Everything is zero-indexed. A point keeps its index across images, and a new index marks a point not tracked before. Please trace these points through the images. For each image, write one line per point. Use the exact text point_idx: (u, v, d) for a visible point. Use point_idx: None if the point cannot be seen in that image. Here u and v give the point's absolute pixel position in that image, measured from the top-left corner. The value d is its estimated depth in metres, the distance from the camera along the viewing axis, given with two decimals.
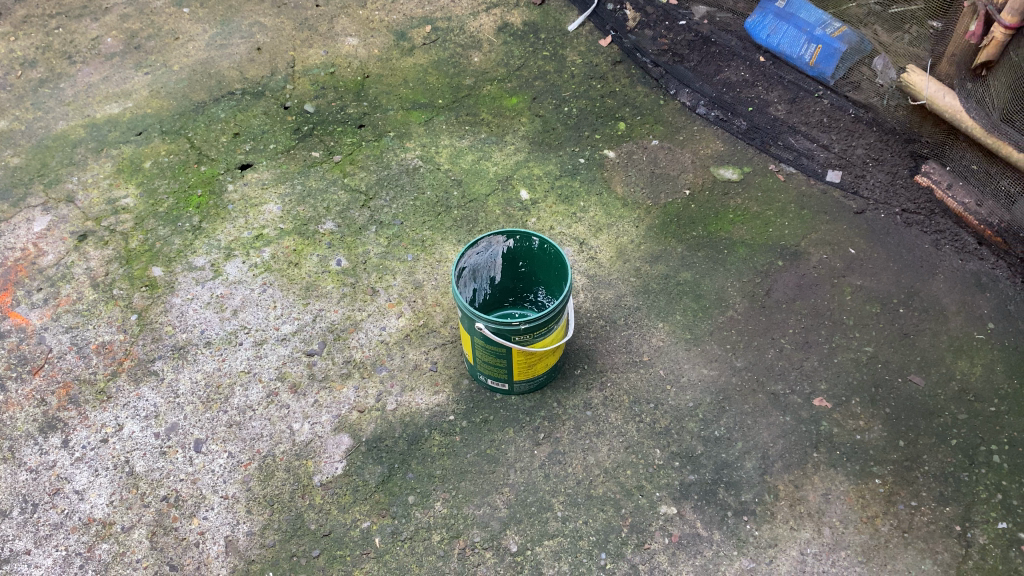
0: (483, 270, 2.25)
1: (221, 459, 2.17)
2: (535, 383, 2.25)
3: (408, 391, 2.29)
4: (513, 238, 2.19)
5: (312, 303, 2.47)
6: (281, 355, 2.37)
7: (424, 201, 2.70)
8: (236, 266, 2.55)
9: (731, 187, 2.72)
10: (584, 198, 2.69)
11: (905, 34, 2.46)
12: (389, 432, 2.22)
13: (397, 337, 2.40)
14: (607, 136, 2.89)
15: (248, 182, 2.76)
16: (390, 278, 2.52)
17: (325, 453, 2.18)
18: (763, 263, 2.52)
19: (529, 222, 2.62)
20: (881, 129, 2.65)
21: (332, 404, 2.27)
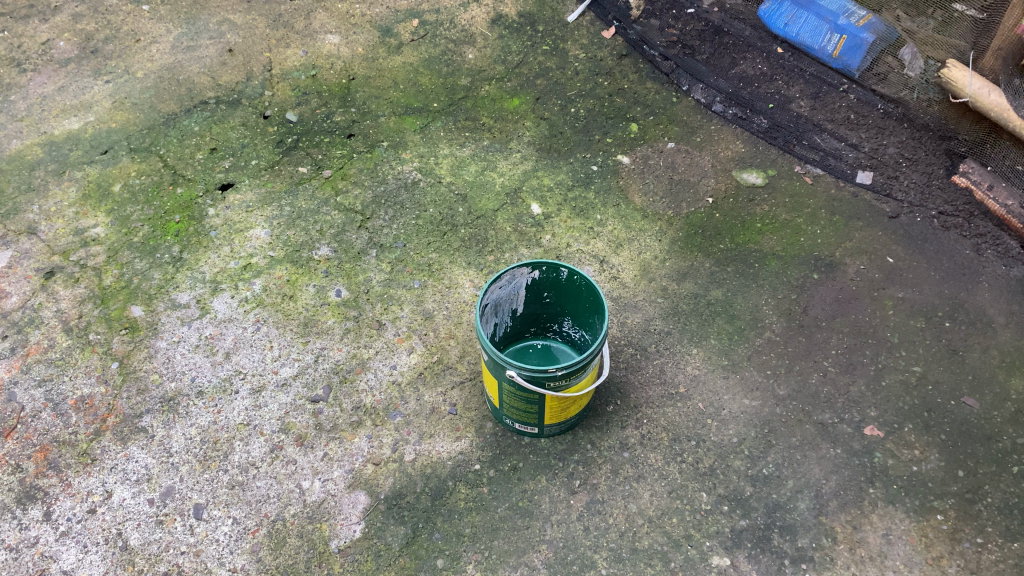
0: (505, 304, 2.06)
1: (226, 527, 1.96)
2: (566, 425, 2.07)
3: (426, 439, 2.09)
4: (538, 269, 2.00)
5: (312, 342, 2.24)
6: (282, 404, 2.15)
7: (427, 219, 2.47)
8: (225, 301, 2.31)
9: (756, 192, 2.53)
10: (601, 211, 2.49)
11: (930, 19, 2.36)
12: (409, 487, 2.02)
13: (410, 378, 2.19)
14: (619, 140, 2.68)
15: (231, 205, 2.49)
16: (396, 309, 2.30)
17: (341, 514, 1.98)
18: (797, 278, 2.34)
19: (543, 240, 2.42)
20: (913, 125, 2.50)
21: (344, 458, 2.07)
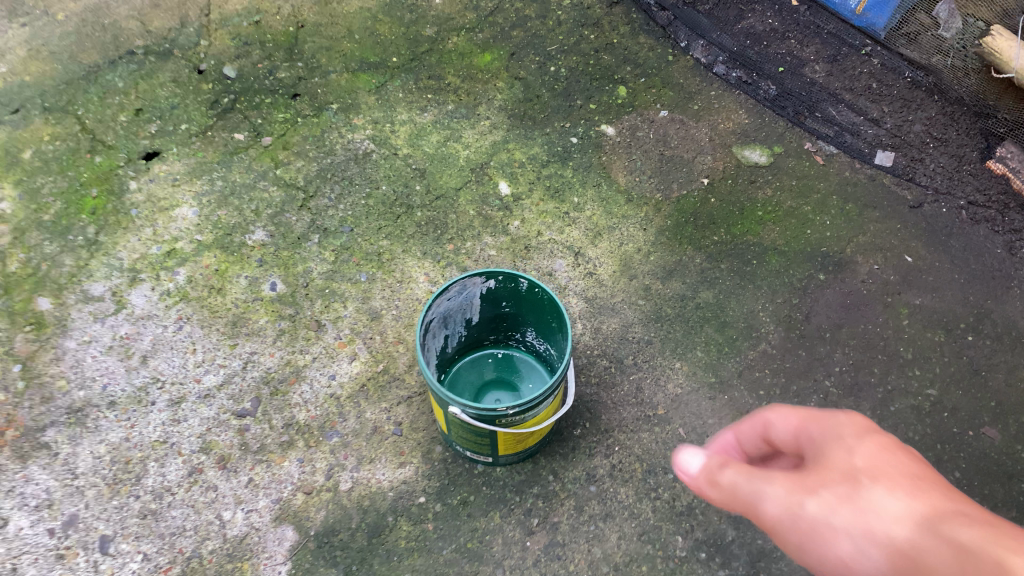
0: (456, 315, 1.77)
1: (135, 564, 1.73)
2: (525, 454, 1.81)
3: (366, 465, 1.84)
4: (494, 278, 1.70)
5: (241, 346, 1.96)
6: (204, 419, 1.89)
7: (379, 199, 2.16)
8: (143, 294, 2.03)
9: (758, 172, 2.20)
10: (579, 192, 2.18)
11: None
12: (343, 522, 1.78)
13: (350, 391, 1.92)
14: (604, 106, 2.34)
15: (156, 177, 2.19)
16: (338, 307, 2.01)
17: (265, 553, 1.75)
18: (800, 279, 2.04)
19: (510, 227, 2.12)
20: (944, 99, 2.21)
21: (271, 485, 1.82)
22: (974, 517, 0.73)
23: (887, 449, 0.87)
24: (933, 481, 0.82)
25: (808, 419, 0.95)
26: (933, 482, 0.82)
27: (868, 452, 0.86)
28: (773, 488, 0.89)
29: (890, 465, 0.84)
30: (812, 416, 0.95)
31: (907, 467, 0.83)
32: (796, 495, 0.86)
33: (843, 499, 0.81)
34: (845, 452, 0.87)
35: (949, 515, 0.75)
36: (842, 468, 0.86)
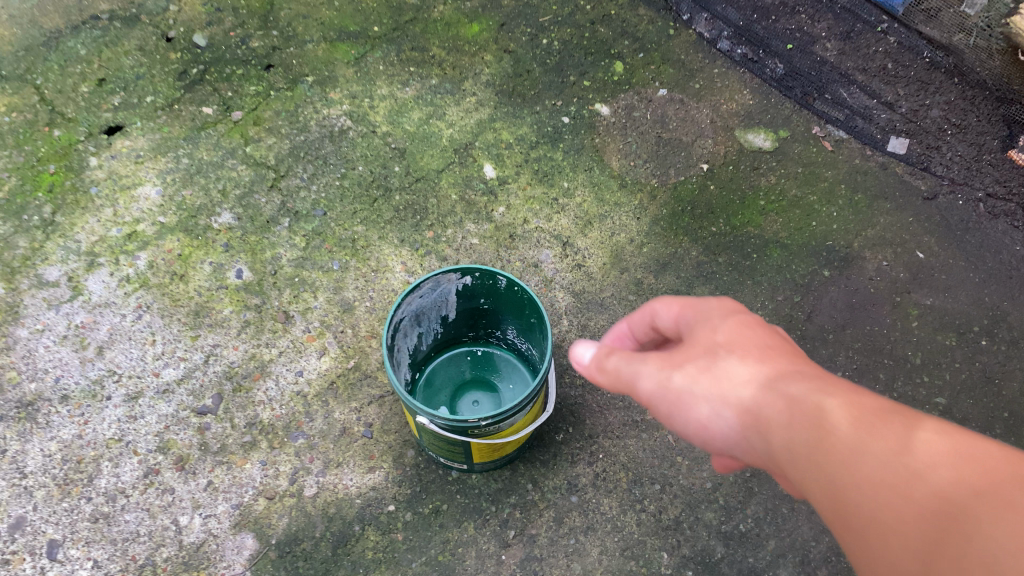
0: (430, 312, 1.65)
1: (84, 571, 1.62)
2: (502, 462, 1.69)
3: (333, 469, 1.72)
4: (470, 274, 1.57)
5: (203, 338, 1.84)
6: (161, 416, 1.77)
7: (354, 180, 2.02)
8: (101, 280, 1.90)
9: (762, 157, 2.06)
10: (569, 177, 2.04)
11: None
12: (307, 530, 1.67)
13: (318, 389, 1.80)
14: (599, 83, 2.19)
15: (118, 153, 2.05)
16: (308, 297, 1.88)
17: (223, 561, 1.64)
18: (804, 276, 1.90)
19: (494, 213, 1.98)
20: (965, 82, 1.95)
21: (231, 489, 1.71)
22: (808, 374, 0.91)
23: (743, 324, 1.02)
24: (784, 350, 0.98)
25: (685, 304, 1.09)
26: (784, 350, 0.98)
27: (728, 328, 1.01)
28: (648, 368, 1.03)
29: (745, 339, 0.99)
30: (690, 304, 1.09)
31: (759, 339, 0.99)
32: (664, 370, 1.01)
33: (704, 375, 0.97)
34: (707, 328, 1.03)
35: (788, 375, 0.92)
36: (705, 342, 1.01)
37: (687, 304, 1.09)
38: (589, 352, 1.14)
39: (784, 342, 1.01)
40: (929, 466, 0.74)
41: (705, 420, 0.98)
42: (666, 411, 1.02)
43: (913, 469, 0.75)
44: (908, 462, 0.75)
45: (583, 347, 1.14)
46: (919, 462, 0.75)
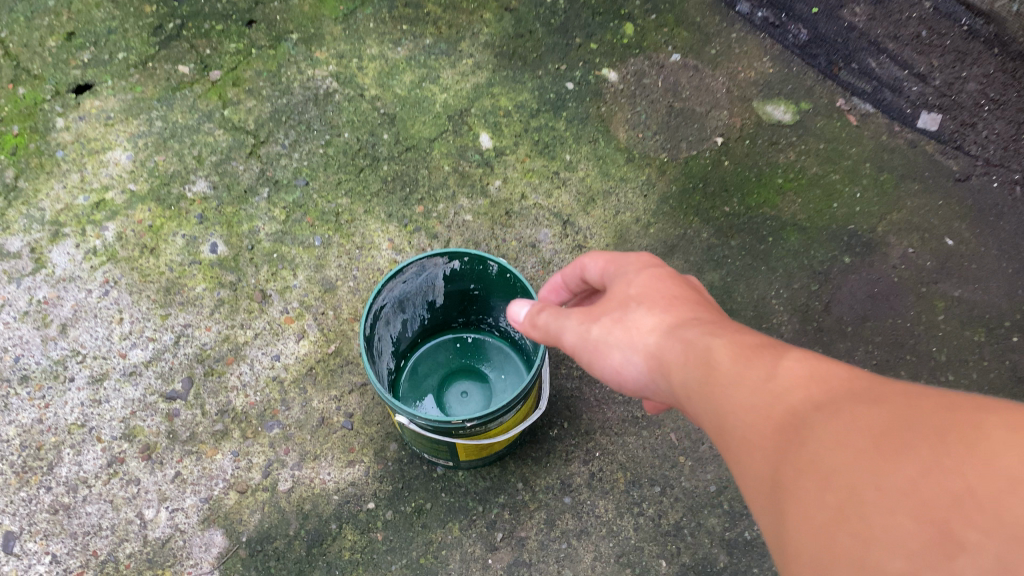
0: (415, 297, 1.51)
1: (42, 567, 1.52)
2: (491, 459, 1.56)
3: (310, 462, 1.61)
4: (459, 259, 1.44)
5: (173, 317, 1.72)
6: (127, 401, 1.65)
7: (340, 147, 1.88)
8: (65, 252, 1.77)
9: (781, 131, 1.90)
10: (571, 149, 1.89)
11: None
12: (280, 527, 1.56)
13: (296, 374, 1.67)
14: (607, 46, 2.03)
15: (86, 114, 1.90)
16: (287, 275, 1.75)
17: (190, 559, 1.53)
18: (822, 262, 1.76)
19: (490, 187, 1.84)
20: (1005, 52, 1.87)
21: (200, 481, 1.59)
22: (705, 320, 0.94)
23: (657, 280, 1.05)
24: (691, 301, 1.01)
25: (608, 259, 1.15)
26: (689, 301, 1.01)
27: (642, 282, 1.06)
28: (572, 322, 1.07)
29: (656, 292, 1.03)
30: (613, 258, 1.14)
31: (668, 290, 1.03)
32: (585, 324, 1.05)
33: (616, 325, 1.02)
34: (624, 284, 1.08)
35: (688, 321, 0.96)
36: (621, 297, 1.06)
37: (611, 262, 1.14)
38: (524, 309, 1.17)
39: (699, 298, 1.04)
40: (781, 381, 0.75)
41: (620, 366, 1.02)
42: (592, 364, 1.06)
43: (771, 386, 0.75)
44: (770, 381, 0.76)
45: (519, 305, 1.18)
46: (779, 379, 0.75)
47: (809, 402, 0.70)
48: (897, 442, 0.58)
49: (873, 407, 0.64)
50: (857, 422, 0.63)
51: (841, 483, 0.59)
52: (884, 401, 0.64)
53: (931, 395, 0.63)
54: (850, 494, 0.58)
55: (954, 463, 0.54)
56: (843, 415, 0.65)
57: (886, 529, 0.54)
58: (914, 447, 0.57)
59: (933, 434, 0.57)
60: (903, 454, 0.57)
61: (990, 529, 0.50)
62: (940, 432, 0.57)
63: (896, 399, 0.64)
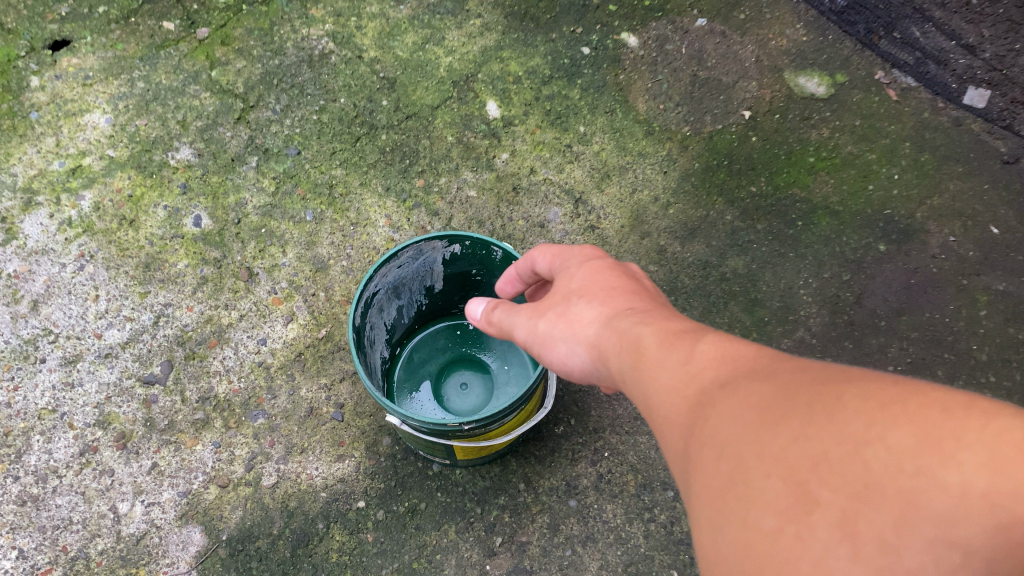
0: (411, 282, 1.39)
1: (8, 562, 1.42)
2: (492, 457, 1.45)
3: (296, 456, 1.49)
4: (459, 243, 1.31)
5: (153, 295, 1.60)
6: (102, 385, 1.54)
7: (335, 114, 1.74)
8: (38, 222, 1.64)
9: (814, 105, 1.75)
10: (585, 120, 1.74)
11: None
12: (263, 526, 1.45)
13: (284, 360, 1.55)
14: (627, 8, 1.87)
15: (63, 73, 1.77)
16: (276, 253, 1.62)
17: (166, 558, 1.43)
18: (854, 250, 1.63)
19: (496, 160, 1.70)
20: None
21: (178, 474, 1.48)
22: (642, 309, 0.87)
23: (601, 270, 0.97)
24: (635, 290, 0.93)
25: (553, 251, 1.06)
26: (632, 289, 0.93)
27: (583, 273, 0.98)
28: (520, 318, 1.01)
29: (598, 285, 0.94)
30: (557, 249, 1.06)
31: (610, 283, 0.94)
32: (531, 320, 0.99)
33: (560, 319, 0.94)
34: (567, 277, 0.99)
35: (625, 309, 0.88)
36: (563, 291, 0.98)
37: (558, 258, 1.05)
38: (480, 307, 1.10)
39: (643, 286, 0.96)
40: (686, 353, 0.72)
41: (564, 360, 0.95)
42: (538, 355, 0.99)
43: (680, 362, 0.71)
44: (683, 359, 0.71)
45: (474, 303, 1.12)
46: (690, 357, 0.71)
47: (706, 372, 0.67)
48: (778, 410, 0.56)
49: (761, 377, 0.62)
50: (747, 403, 0.59)
51: (727, 454, 0.57)
52: (769, 372, 0.62)
53: (816, 366, 0.61)
54: (732, 464, 0.56)
55: (830, 426, 0.52)
56: (732, 387, 0.63)
57: (763, 498, 0.52)
58: (793, 415, 0.55)
59: (811, 405, 0.55)
60: (782, 422, 0.55)
61: (855, 492, 0.49)
62: (817, 398, 0.55)
63: (790, 374, 0.61)
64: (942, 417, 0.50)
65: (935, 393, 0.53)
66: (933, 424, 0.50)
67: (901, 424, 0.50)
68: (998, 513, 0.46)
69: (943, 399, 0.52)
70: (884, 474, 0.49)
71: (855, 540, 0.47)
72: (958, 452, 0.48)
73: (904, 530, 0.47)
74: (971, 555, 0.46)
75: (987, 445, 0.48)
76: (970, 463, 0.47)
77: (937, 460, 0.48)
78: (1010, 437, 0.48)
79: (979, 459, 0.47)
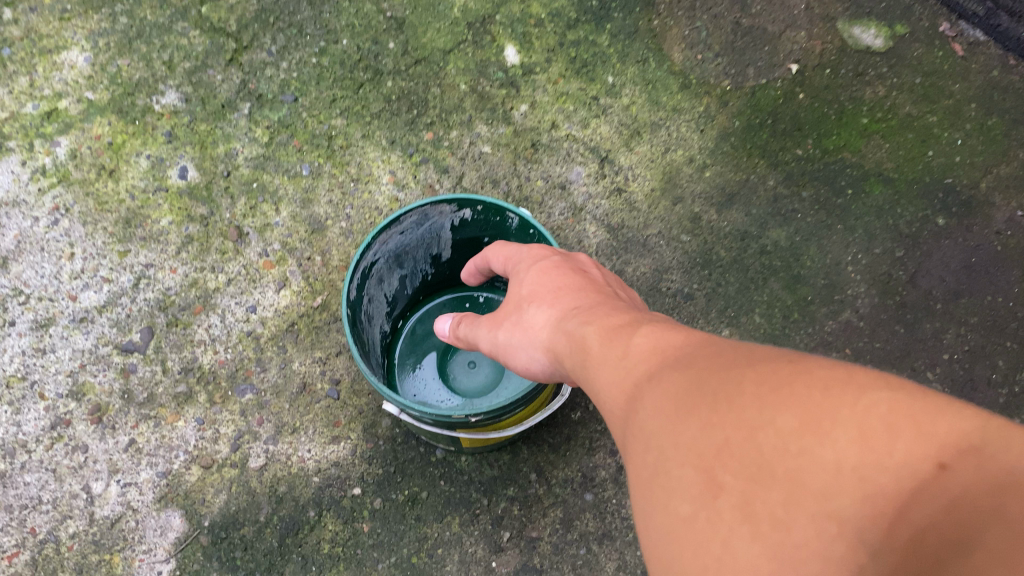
0: (414, 250, 1.24)
1: None
2: (501, 444, 1.31)
3: (287, 436, 1.36)
4: (470, 208, 1.15)
5: (133, 254, 1.45)
6: (75, 352, 1.40)
7: (337, 56, 1.57)
8: (8, 171, 1.49)
9: (870, 59, 1.57)
10: (614, 69, 1.57)
11: None
12: (249, 512, 1.32)
13: (275, 331, 1.41)
14: None
15: (38, 5, 1.60)
16: (268, 210, 1.48)
17: (143, 544, 1.30)
18: (910, 224, 1.46)
19: (514, 113, 1.54)
20: None
21: (158, 452, 1.35)
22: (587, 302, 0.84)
23: (548, 269, 0.94)
24: (585, 286, 0.90)
25: (508, 256, 1.05)
26: (581, 285, 0.90)
27: (532, 274, 0.96)
28: (480, 328, 0.98)
29: (546, 286, 0.91)
30: (510, 253, 1.05)
31: (559, 281, 0.91)
32: (489, 328, 0.96)
33: (515, 328, 0.90)
34: (518, 283, 0.96)
35: (572, 302, 0.86)
36: (515, 296, 0.95)
37: (510, 260, 1.03)
38: (446, 323, 1.09)
39: (591, 277, 0.93)
40: (616, 349, 0.70)
41: (527, 367, 0.91)
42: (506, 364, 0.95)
43: (614, 354, 0.69)
44: (616, 351, 0.69)
45: (441, 321, 1.11)
46: (623, 348, 0.69)
47: (632, 368, 0.65)
48: (688, 399, 0.54)
49: (673, 368, 0.60)
50: (664, 398, 0.57)
51: (649, 447, 0.55)
52: (681, 360, 0.60)
53: (723, 351, 0.59)
54: (651, 458, 0.55)
55: (726, 416, 0.51)
56: (653, 380, 0.61)
57: (675, 486, 0.51)
58: (699, 401, 0.53)
59: (717, 392, 0.53)
60: (689, 415, 0.53)
61: (752, 475, 0.47)
62: (717, 387, 0.53)
63: (706, 358, 0.59)
64: (822, 398, 0.47)
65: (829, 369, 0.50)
66: (813, 403, 0.47)
67: (783, 405, 0.48)
68: (870, 487, 0.44)
69: (824, 379, 0.49)
70: (771, 457, 0.47)
71: (754, 521, 0.46)
72: (831, 431, 0.46)
73: (791, 507, 0.45)
74: (849, 528, 0.43)
75: (858, 420, 0.45)
76: (843, 439, 0.45)
77: (812, 439, 0.46)
78: (882, 410, 0.46)
79: (851, 435, 0.45)
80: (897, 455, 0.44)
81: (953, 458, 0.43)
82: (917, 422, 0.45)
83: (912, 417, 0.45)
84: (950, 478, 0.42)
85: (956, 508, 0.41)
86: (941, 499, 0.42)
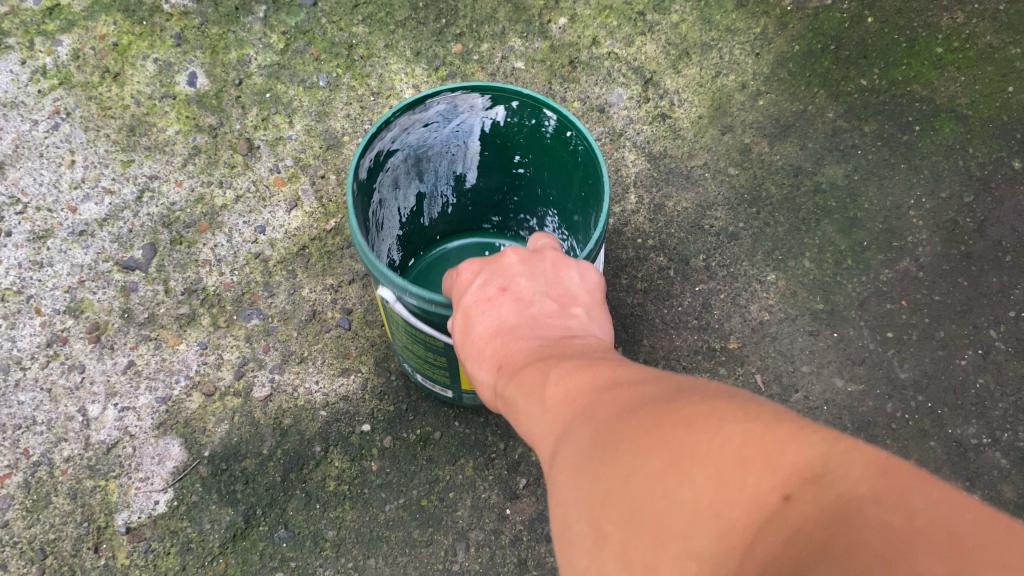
0: (433, 163, 1.14)
1: None
2: None
3: (294, 366, 1.27)
4: (504, 104, 1.02)
5: (137, 166, 1.36)
6: (74, 267, 1.30)
7: None
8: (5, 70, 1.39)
9: None
10: None
11: None
12: (252, 444, 1.22)
13: (284, 254, 1.33)
14: None
15: None
16: (281, 124, 1.40)
17: (142, 472, 1.19)
18: (982, 165, 1.33)
19: (551, 27, 1.45)
20: None
21: (158, 376, 1.25)
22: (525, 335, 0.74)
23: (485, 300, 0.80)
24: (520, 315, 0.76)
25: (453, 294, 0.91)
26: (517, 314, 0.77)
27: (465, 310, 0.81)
28: None
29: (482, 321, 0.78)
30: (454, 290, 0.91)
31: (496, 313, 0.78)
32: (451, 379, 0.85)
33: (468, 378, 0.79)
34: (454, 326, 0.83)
35: (507, 328, 0.76)
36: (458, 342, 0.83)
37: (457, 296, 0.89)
38: None
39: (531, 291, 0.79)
40: (528, 384, 0.64)
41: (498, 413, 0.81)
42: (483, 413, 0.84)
43: (527, 389, 0.64)
44: (527, 386, 0.64)
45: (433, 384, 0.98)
46: (534, 380, 0.63)
47: (538, 395, 0.61)
48: (579, 450, 0.51)
49: (573, 402, 0.57)
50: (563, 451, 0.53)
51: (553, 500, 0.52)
52: (583, 397, 0.56)
53: (617, 377, 0.56)
54: (557, 509, 0.51)
55: (609, 459, 0.48)
56: (558, 424, 0.56)
57: (573, 537, 0.48)
58: (586, 449, 0.50)
59: (601, 441, 0.49)
60: (580, 465, 0.50)
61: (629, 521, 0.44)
62: (606, 431, 0.50)
63: (599, 394, 0.55)
64: (684, 435, 0.45)
65: (698, 406, 0.47)
66: (679, 440, 0.45)
67: (652, 448, 0.45)
68: (726, 521, 0.41)
69: (691, 414, 0.46)
70: (642, 505, 0.44)
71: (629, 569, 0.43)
72: (691, 469, 0.43)
73: (659, 552, 0.42)
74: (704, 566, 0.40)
75: (716, 454, 0.43)
76: (702, 475, 0.42)
77: (676, 481, 0.43)
78: (740, 441, 0.43)
79: (709, 471, 0.42)
80: (749, 488, 0.41)
81: (799, 487, 0.40)
82: (768, 452, 0.42)
83: (764, 445, 0.42)
84: (798, 509, 0.40)
85: (795, 543, 0.38)
86: (784, 533, 0.39)
